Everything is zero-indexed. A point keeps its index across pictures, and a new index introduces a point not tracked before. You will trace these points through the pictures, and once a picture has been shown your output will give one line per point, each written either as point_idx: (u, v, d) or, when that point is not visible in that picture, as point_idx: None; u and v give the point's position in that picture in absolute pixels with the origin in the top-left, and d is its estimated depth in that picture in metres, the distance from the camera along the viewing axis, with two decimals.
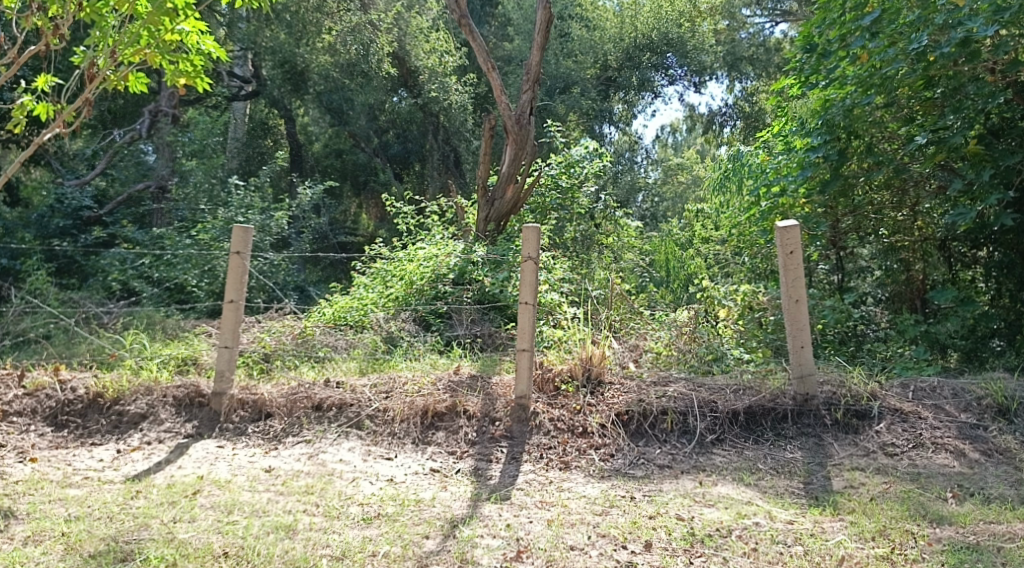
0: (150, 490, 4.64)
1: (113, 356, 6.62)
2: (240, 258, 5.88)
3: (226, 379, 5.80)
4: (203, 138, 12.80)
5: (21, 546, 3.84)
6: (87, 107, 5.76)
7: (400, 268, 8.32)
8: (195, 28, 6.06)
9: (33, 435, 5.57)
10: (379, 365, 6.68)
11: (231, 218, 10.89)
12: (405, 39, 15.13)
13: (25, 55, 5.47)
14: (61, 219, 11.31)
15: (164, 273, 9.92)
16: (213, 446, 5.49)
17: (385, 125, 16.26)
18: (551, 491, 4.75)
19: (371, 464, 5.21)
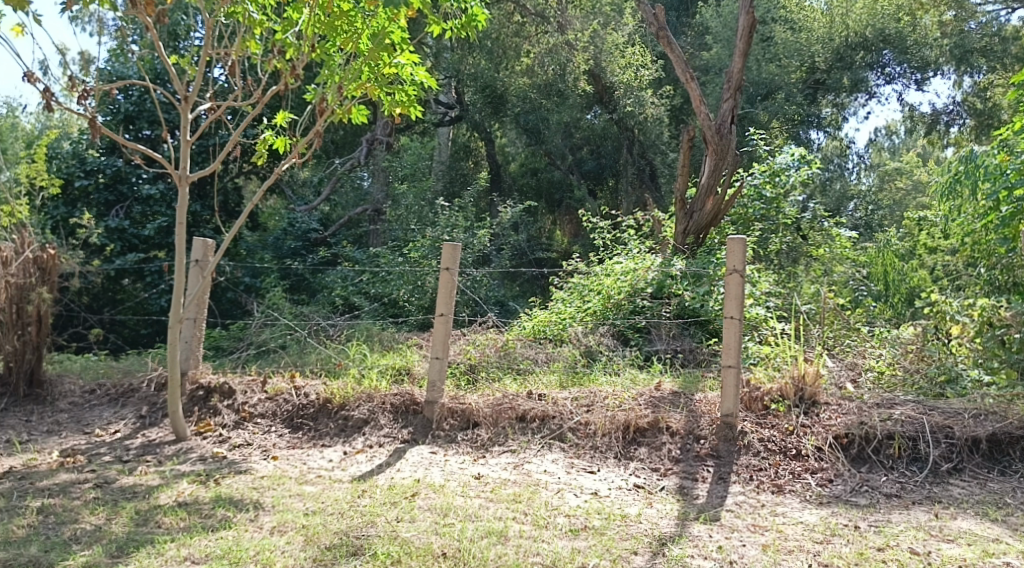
0: (375, 490, 4.98)
1: (339, 365, 7.17)
2: (449, 273, 6.22)
3: (438, 389, 6.09)
4: (414, 162, 13.43)
5: (269, 535, 4.25)
6: (318, 138, 6.27)
7: (598, 282, 8.38)
8: (410, 61, 6.39)
9: (274, 435, 6.14)
10: (578, 379, 6.76)
11: (438, 237, 11.48)
12: (601, 56, 15.05)
13: (267, 95, 6.03)
14: (293, 241, 12.42)
15: (380, 289, 10.64)
16: (427, 451, 5.79)
17: (580, 142, 16.43)
18: (764, 515, 4.55)
19: (575, 476, 5.26)
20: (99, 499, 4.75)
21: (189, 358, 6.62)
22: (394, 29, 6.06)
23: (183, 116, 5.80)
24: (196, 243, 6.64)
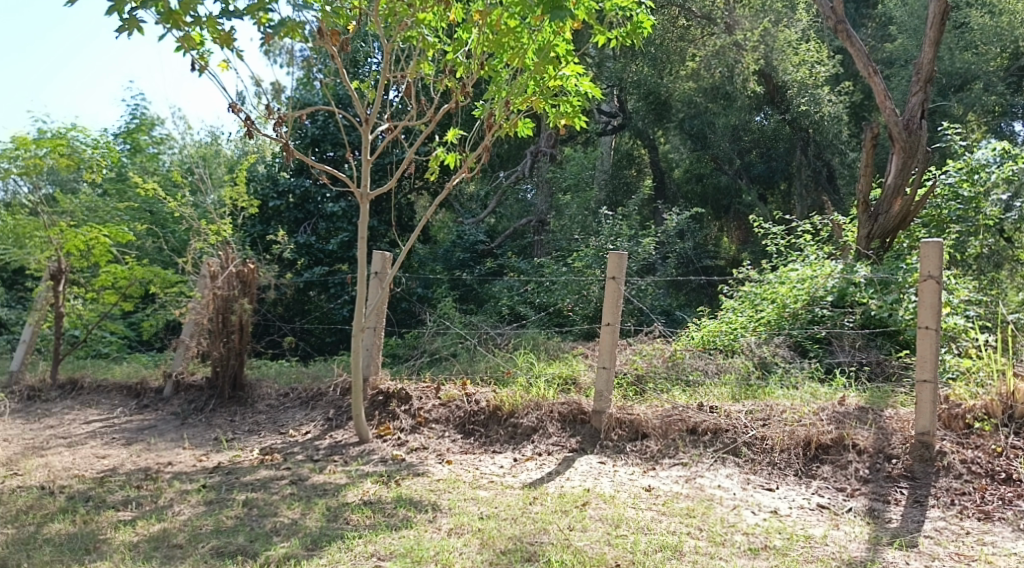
0: (545, 497, 5.02)
1: (507, 374, 7.29)
2: (615, 283, 6.19)
3: (605, 399, 6.06)
4: (578, 173, 13.46)
5: (447, 536, 4.39)
6: (486, 152, 6.45)
7: (771, 291, 8.04)
8: (575, 72, 6.38)
9: (448, 440, 6.34)
10: (752, 392, 6.50)
11: (602, 246, 11.42)
12: (772, 54, 14.49)
13: (439, 113, 6.26)
14: (461, 253, 12.81)
15: (546, 299, 10.74)
16: (596, 461, 5.77)
17: (750, 145, 15.83)
18: (969, 543, 4.16)
19: (751, 493, 5.05)
20: (294, 495, 5.10)
21: (370, 365, 6.98)
22: (559, 42, 6.12)
23: (364, 137, 6.14)
24: (376, 256, 6.99)
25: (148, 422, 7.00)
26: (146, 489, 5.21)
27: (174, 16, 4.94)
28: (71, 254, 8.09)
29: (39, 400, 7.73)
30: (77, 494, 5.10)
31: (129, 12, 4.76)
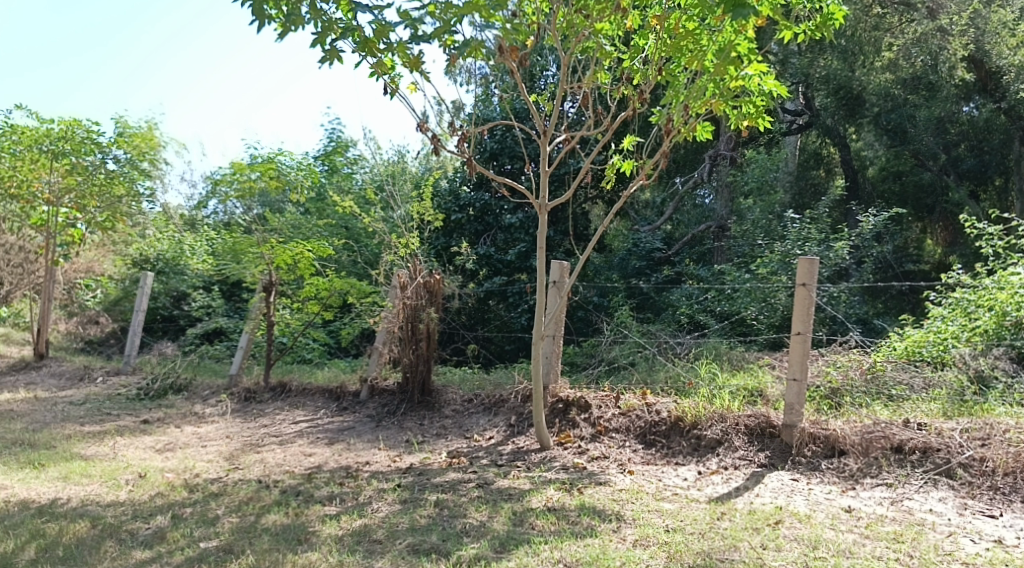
0: (734, 513, 4.84)
1: (689, 385, 7.09)
2: (806, 289, 5.88)
3: (797, 412, 5.76)
4: (762, 175, 12.73)
5: (633, 547, 4.35)
6: (664, 158, 6.39)
7: (987, 297, 7.27)
8: (759, 71, 6.04)
9: (628, 450, 6.26)
10: (968, 408, 6.03)
11: (789, 251, 10.83)
12: (983, 37, 13.15)
13: (616, 121, 6.25)
14: (637, 261, 12.63)
15: (728, 307, 10.38)
16: (788, 478, 5.50)
17: (957, 138, 14.50)
18: None
19: (970, 519, 4.63)
20: (482, 498, 5.25)
21: (550, 373, 6.95)
22: (742, 41, 5.80)
23: (542, 149, 6.25)
24: (554, 266, 7.06)
25: (347, 424, 7.48)
26: (348, 486, 5.57)
27: (369, 44, 5.28)
28: (280, 268, 8.83)
29: (254, 400, 8.44)
30: (288, 488, 5.54)
31: (331, 43, 5.15)
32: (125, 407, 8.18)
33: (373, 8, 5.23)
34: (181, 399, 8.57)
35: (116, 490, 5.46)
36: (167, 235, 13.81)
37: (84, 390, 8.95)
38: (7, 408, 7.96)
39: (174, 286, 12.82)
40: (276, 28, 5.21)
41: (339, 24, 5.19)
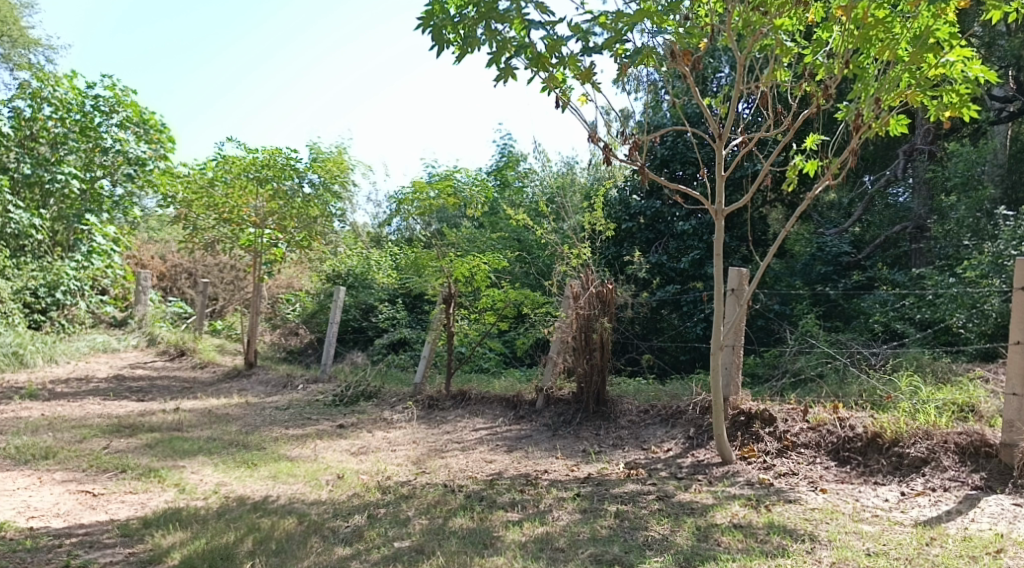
0: (945, 539, 4.45)
1: (888, 398, 6.58)
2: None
3: (1017, 430, 5.28)
4: (967, 169, 11.48)
5: None
6: (853, 157, 5.97)
7: None
8: (961, 56, 5.63)
9: (820, 467, 5.90)
10: None
11: (1000, 252, 9.78)
12: None
13: (798, 121, 5.91)
14: (822, 266, 11.93)
15: (929, 315, 9.56)
16: (1008, 503, 5.00)
17: None
18: None
19: None
20: (663, 511, 5.15)
21: (730, 385, 6.67)
22: (940, 26, 5.44)
23: (717, 153, 6.06)
24: (732, 273, 6.83)
25: (525, 432, 7.60)
26: (528, 494, 5.65)
27: (542, 60, 5.36)
28: (459, 280, 9.12)
29: (437, 408, 8.72)
30: (473, 494, 5.70)
31: (505, 62, 5.28)
32: (323, 412, 8.78)
33: (545, 24, 5.31)
34: (371, 405, 9.07)
35: (318, 489, 5.87)
36: (356, 252, 14.78)
37: (287, 396, 9.70)
38: (224, 411, 8.78)
39: (362, 299, 13.63)
40: (454, 51, 5.42)
41: (513, 43, 5.32)
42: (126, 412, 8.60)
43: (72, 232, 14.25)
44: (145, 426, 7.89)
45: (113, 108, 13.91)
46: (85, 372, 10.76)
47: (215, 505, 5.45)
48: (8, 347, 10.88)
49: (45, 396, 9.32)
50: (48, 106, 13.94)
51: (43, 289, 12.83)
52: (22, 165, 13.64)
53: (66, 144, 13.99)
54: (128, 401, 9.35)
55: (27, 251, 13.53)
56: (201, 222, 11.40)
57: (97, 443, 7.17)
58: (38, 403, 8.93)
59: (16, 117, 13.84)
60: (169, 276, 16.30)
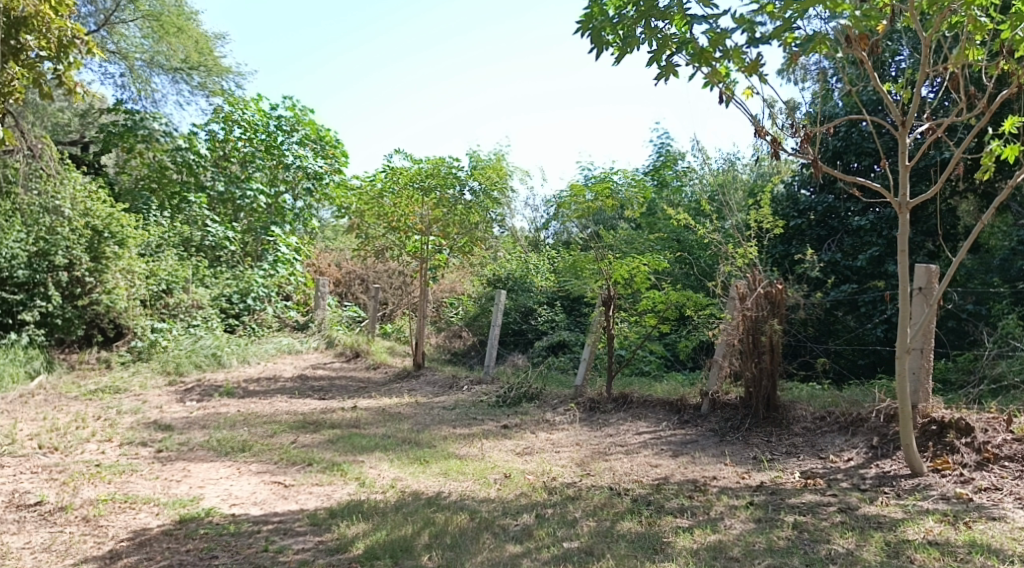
0: None
1: None
2: None
3: None
4: None
5: None
6: None
7: None
8: None
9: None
10: None
11: None
12: None
13: (996, 103, 5.38)
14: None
15: None
16: None
17: None
18: None
19: None
20: (846, 524, 4.87)
21: (919, 391, 6.20)
22: None
23: (901, 142, 5.65)
24: (919, 271, 6.37)
25: (691, 437, 7.42)
26: (698, 500, 5.51)
27: (705, 55, 5.21)
28: (618, 282, 9.00)
29: (599, 410, 8.65)
30: (640, 498, 5.64)
31: (667, 60, 5.19)
32: (488, 413, 8.97)
33: (708, 18, 5.17)
34: (534, 406, 9.17)
35: (487, 487, 6.01)
36: (516, 256, 15.06)
37: (453, 396, 10.00)
38: (396, 410, 9.19)
39: (522, 302, 13.80)
40: (613, 53, 5.40)
41: (673, 39, 5.21)
42: (310, 410, 9.20)
43: (259, 243, 15.33)
44: (326, 423, 8.40)
45: (295, 127, 15.80)
46: (273, 372, 11.62)
47: (392, 499, 5.71)
48: (209, 349, 11.96)
49: (240, 394, 10.15)
50: (239, 129, 15.63)
51: (236, 295, 13.92)
52: (217, 184, 15.32)
53: (254, 162, 15.65)
54: (311, 399, 10.00)
55: (222, 260, 14.54)
56: (372, 231, 11.98)
57: (286, 438, 7.71)
58: (234, 400, 9.74)
59: (212, 140, 15.60)
60: (345, 282, 17.23)
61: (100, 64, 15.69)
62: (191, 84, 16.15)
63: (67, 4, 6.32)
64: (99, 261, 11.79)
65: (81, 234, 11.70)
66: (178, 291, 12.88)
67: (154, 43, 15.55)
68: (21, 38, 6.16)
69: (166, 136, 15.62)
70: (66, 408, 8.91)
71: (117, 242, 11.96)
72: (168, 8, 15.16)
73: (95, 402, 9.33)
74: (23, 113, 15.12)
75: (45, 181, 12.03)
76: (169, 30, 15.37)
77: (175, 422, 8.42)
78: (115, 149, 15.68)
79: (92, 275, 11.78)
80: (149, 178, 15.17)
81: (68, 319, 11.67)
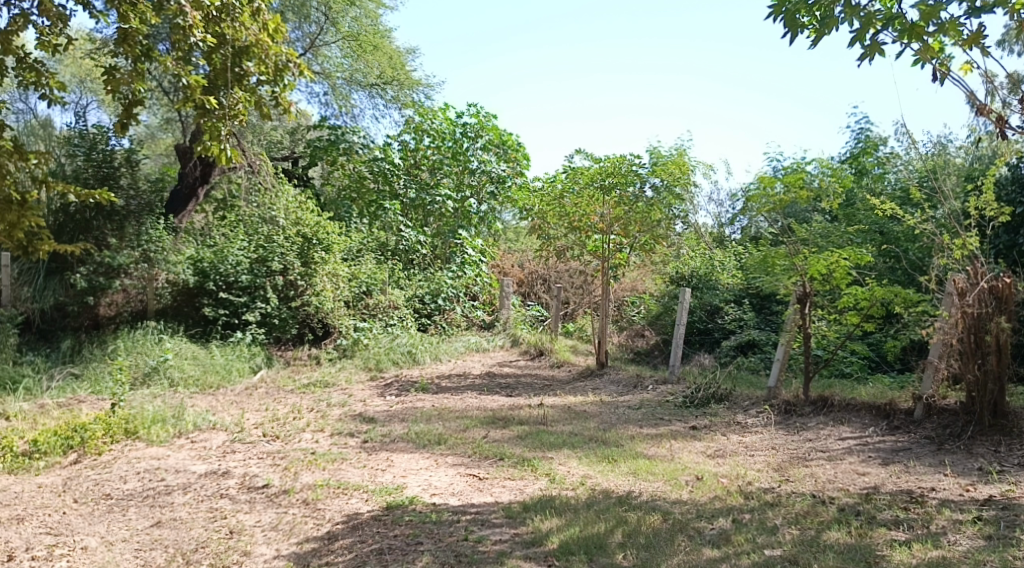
0: None
1: None
2: None
3: None
4: None
5: None
6: None
7: None
8: None
9: None
10: None
11: None
12: None
13: None
14: None
15: None
16: None
17: None
18: None
19: None
20: None
21: None
22: None
23: None
24: None
25: (903, 444, 6.88)
26: (914, 512, 5.12)
27: (916, 30, 4.81)
28: (815, 278, 8.46)
29: (796, 413, 8.21)
30: (847, 507, 5.32)
31: (871, 38, 4.83)
32: (675, 414, 8.79)
33: None
34: (724, 408, 8.87)
35: (679, 489, 5.91)
36: (701, 253, 14.70)
37: (639, 396, 9.89)
38: (582, 408, 9.25)
39: (708, 300, 13.29)
40: (809, 35, 5.09)
41: (879, 16, 4.85)
42: (499, 406, 9.46)
43: (448, 246, 15.95)
44: (515, 419, 8.61)
45: (480, 133, 16.45)
46: (463, 369, 12.04)
47: (583, 496, 5.76)
48: (404, 347, 12.57)
49: (433, 389, 10.62)
50: (428, 137, 16.49)
51: (428, 296, 14.54)
52: (409, 191, 16.06)
53: (442, 169, 16.44)
54: (499, 396, 10.28)
55: (415, 263, 15.30)
56: (554, 232, 12.14)
57: (478, 433, 7.97)
58: (428, 395, 10.22)
59: (404, 150, 16.47)
60: (527, 282, 17.37)
61: (307, 84, 17.02)
62: (385, 98, 17.25)
63: (282, 32, 6.96)
64: (309, 266, 12.85)
65: (293, 241, 12.92)
66: (376, 292, 13.69)
67: (353, 62, 16.60)
68: (243, 65, 6.81)
69: (364, 148, 16.66)
70: (283, 400, 9.75)
71: (323, 248, 13.00)
72: (366, 27, 16.10)
73: (307, 394, 10.14)
74: (244, 135, 16.85)
75: (263, 195, 13.72)
76: (367, 48, 16.25)
77: (377, 415, 8.97)
78: (320, 162, 16.90)
79: (303, 279, 12.84)
80: (350, 188, 16.23)
81: (284, 319, 12.70)
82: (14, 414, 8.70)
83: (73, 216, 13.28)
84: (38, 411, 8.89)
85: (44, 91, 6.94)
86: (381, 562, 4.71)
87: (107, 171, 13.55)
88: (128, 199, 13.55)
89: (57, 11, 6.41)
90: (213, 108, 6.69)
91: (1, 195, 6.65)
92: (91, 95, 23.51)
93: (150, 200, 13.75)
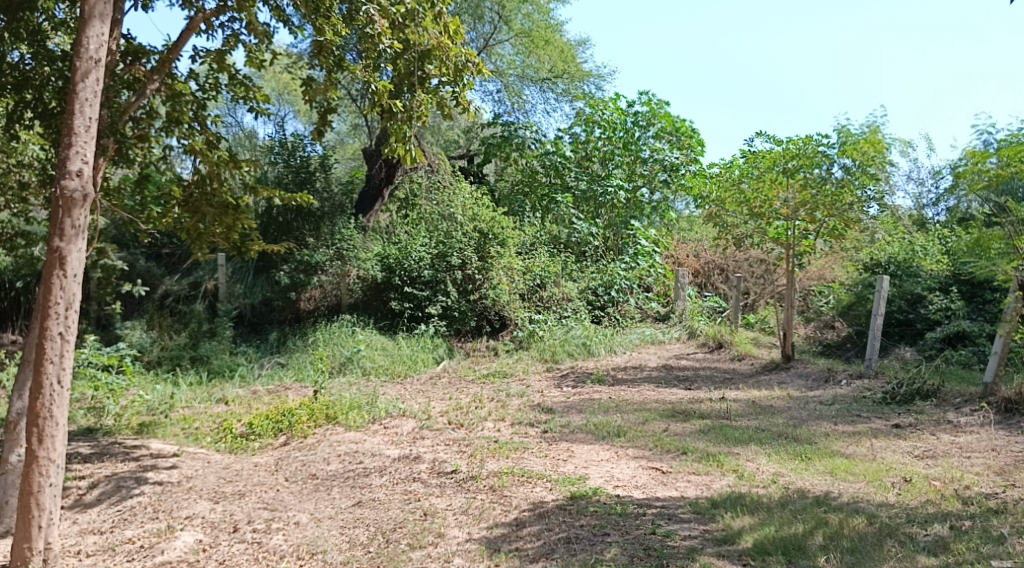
0: None
1: None
2: None
3: None
4: None
5: None
6: None
7: None
8: None
9: None
10: None
11: None
12: None
13: None
14: None
15: None
16: None
17: None
18: None
19: None
20: None
21: None
22: None
23: None
24: None
25: None
26: None
27: None
28: None
29: (1019, 413, 7.44)
30: None
31: None
32: (874, 410, 8.21)
33: None
34: (930, 405, 8.18)
35: (885, 491, 5.52)
36: (898, 239, 13.71)
37: (832, 391, 9.33)
38: (768, 403, 8.87)
39: (908, 288, 12.27)
40: None
41: None
42: (679, 399, 9.27)
43: (620, 237, 15.67)
44: (697, 413, 8.39)
45: (652, 121, 16.25)
46: (639, 362, 11.84)
47: (776, 494, 5.51)
48: (579, 339, 12.54)
49: (610, 381, 10.59)
50: (599, 129, 16.48)
51: (601, 288, 14.35)
52: (580, 183, 16.12)
53: (613, 160, 16.38)
54: (678, 389, 10.07)
55: (587, 255, 15.21)
56: (731, 220, 11.65)
57: (658, 426, 7.85)
58: (605, 387, 10.21)
59: (575, 142, 16.60)
60: (703, 272, 16.63)
61: (481, 83, 17.47)
62: (557, 91, 17.54)
63: (462, 33, 7.11)
64: (486, 260, 13.22)
65: (471, 236, 13.34)
66: (550, 285, 13.68)
67: (525, 58, 16.84)
68: (426, 68, 7.05)
69: (536, 143, 16.97)
70: (466, 390, 10.08)
71: (499, 242, 13.32)
72: (537, 23, 16.15)
73: (488, 385, 10.43)
74: (423, 136, 17.57)
75: (442, 193, 14.23)
76: (539, 43, 16.28)
77: (555, 405, 9.05)
78: (494, 159, 17.32)
79: (481, 273, 13.24)
80: (523, 183, 16.52)
81: (463, 312, 13.15)
82: (231, 399, 9.60)
83: (276, 218, 14.71)
84: (252, 397, 9.78)
85: (252, 104, 7.58)
86: (570, 551, 4.75)
87: (304, 176, 14.76)
88: (323, 202, 14.87)
89: (263, 29, 6.92)
90: (398, 111, 7.02)
91: (219, 201, 7.33)
92: (290, 106, 25.59)
93: (341, 202, 15.04)
